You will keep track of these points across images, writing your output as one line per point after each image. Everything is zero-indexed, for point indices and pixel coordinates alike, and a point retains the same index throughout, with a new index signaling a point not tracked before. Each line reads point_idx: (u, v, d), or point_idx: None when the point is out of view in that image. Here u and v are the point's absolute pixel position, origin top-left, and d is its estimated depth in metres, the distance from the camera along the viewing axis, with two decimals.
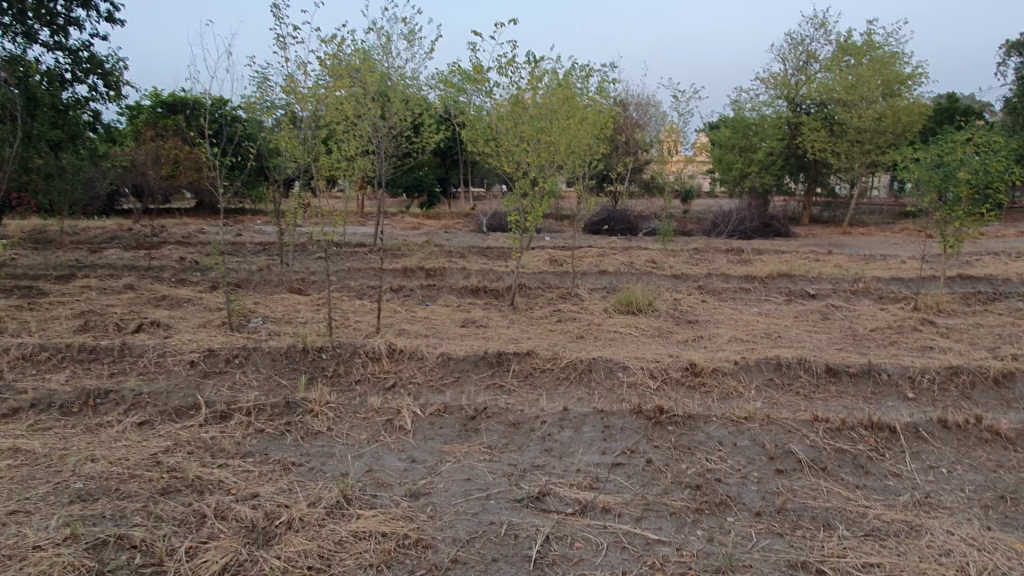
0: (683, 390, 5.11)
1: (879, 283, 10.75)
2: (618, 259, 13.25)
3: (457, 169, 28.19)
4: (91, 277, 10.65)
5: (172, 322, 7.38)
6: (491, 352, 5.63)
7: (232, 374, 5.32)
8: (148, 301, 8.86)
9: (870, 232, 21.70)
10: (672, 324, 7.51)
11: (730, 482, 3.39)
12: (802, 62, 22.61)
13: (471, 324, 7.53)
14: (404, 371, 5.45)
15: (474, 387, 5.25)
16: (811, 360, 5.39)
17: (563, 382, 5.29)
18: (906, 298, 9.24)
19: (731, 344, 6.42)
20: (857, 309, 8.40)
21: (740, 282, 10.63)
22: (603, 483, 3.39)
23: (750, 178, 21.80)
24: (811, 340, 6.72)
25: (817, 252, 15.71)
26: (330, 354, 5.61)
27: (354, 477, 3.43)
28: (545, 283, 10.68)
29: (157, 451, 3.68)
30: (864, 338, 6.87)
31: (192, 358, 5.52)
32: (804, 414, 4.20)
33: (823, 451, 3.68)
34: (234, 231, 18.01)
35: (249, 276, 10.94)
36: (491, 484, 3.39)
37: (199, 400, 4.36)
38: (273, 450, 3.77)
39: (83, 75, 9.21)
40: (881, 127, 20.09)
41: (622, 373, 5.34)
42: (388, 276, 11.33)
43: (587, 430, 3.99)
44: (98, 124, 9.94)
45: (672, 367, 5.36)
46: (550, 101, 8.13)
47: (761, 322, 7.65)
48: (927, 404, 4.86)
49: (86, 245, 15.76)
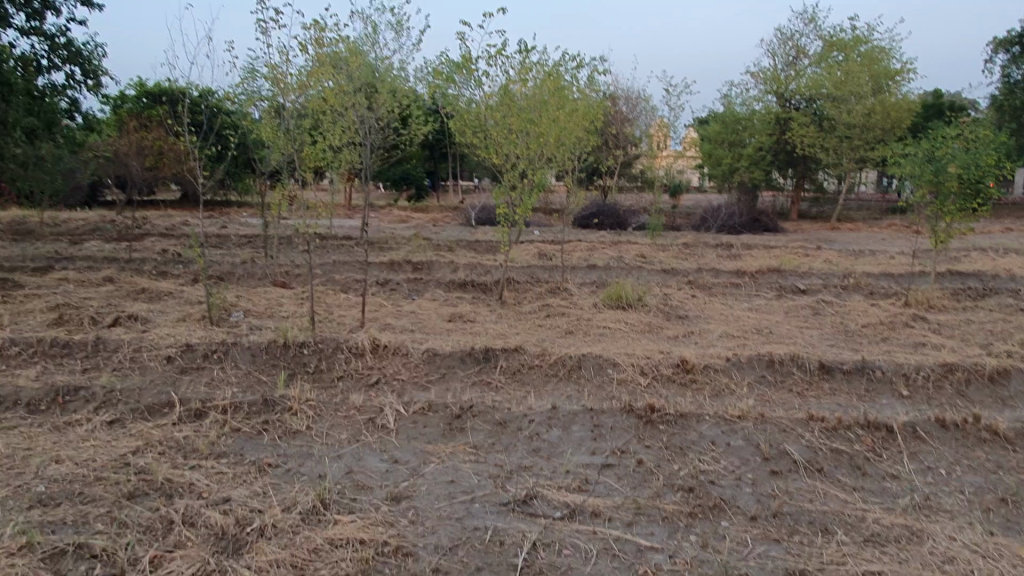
0: (674, 387, 5.00)
1: (869, 278, 10.71)
2: (607, 253, 13.14)
3: (445, 162, 28.00)
4: (70, 270, 10.42)
5: (151, 315, 7.19)
6: (477, 347, 5.49)
7: (210, 371, 5.16)
8: (127, 294, 8.65)
9: (859, 227, 21.71)
10: (662, 319, 7.40)
11: (724, 484, 3.27)
12: (791, 58, 22.84)
13: (458, 319, 7.39)
14: (388, 367, 5.31)
15: (460, 384, 5.11)
16: (804, 357, 5.28)
17: (551, 380, 5.16)
18: (896, 293, 9.18)
19: (722, 341, 6.32)
20: (847, 305, 8.33)
21: (730, 277, 10.53)
22: (592, 485, 3.26)
23: (739, 172, 21.78)
24: (803, 337, 6.63)
25: (806, 248, 15.66)
26: (312, 349, 5.45)
27: (333, 479, 3.29)
28: (534, 277, 10.54)
29: (127, 451, 3.53)
30: (856, 334, 6.79)
31: (168, 354, 5.36)
32: (799, 413, 4.08)
33: (819, 452, 3.57)
34: (219, 223, 17.76)
35: (232, 269, 10.75)
36: (475, 486, 3.26)
37: (173, 397, 4.20)
38: (249, 451, 3.61)
39: (60, 62, 8.97)
40: (869, 123, 20.11)
41: (613, 370, 5.21)
42: (374, 269, 11.16)
43: (576, 429, 3.86)
44: (74, 113, 9.68)
45: (663, 364, 5.25)
46: (540, 93, 8.01)
47: (751, 318, 7.56)
48: (922, 403, 4.77)
49: (66, 236, 15.47)
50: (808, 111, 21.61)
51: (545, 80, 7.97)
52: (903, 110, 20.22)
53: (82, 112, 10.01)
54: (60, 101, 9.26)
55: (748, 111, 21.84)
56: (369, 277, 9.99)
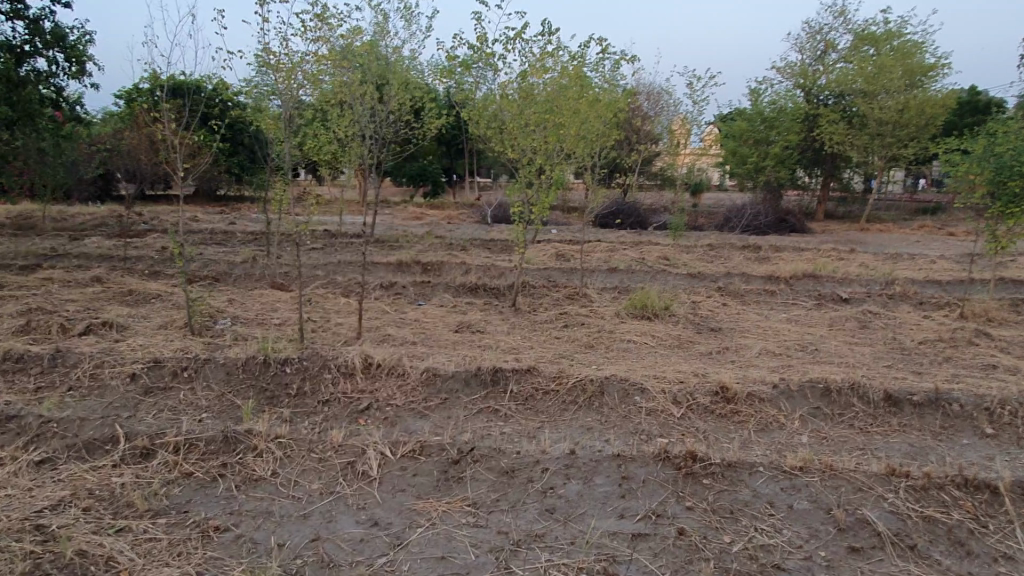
0: (712, 420, 4.30)
1: (913, 285, 9.89)
2: (628, 255, 12.40)
3: (462, 159, 27.35)
4: (58, 267, 9.89)
5: (130, 322, 6.60)
6: (484, 367, 4.80)
7: (177, 394, 4.55)
8: (112, 296, 8.07)
9: (890, 229, 20.71)
10: (692, 332, 6.67)
11: (791, 568, 2.55)
12: (820, 52, 22.04)
13: (466, 330, 6.69)
14: (381, 391, 4.65)
15: (463, 413, 4.43)
16: (866, 385, 4.53)
17: (569, 409, 4.46)
18: (948, 304, 8.35)
19: (762, 360, 5.61)
20: (897, 317, 7.56)
21: (763, 284, 9.74)
22: (622, 567, 2.55)
23: (765, 172, 20.84)
24: (854, 355, 5.88)
25: (838, 250, 14.77)
26: (295, 368, 4.79)
27: (291, 553, 2.62)
28: (550, 280, 9.81)
29: (42, 506, 2.87)
30: (914, 353, 6.02)
31: (133, 371, 4.75)
32: (875, 464, 3.34)
33: (908, 521, 2.83)
34: (227, 219, 17.25)
35: (229, 269, 10.13)
36: (472, 567, 2.55)
37: (118, 431, 3.53)
38: (195, 507, 2.95)
39: (43, 48, 8.38)
40: (903, 120, 19.10)
41: (640, 398, 4.50)
42: (381, 270, 10.51)
43: (600, 482, 3.13)
44: (61, 103, 9.11)
45: (699, 391, 4.55)
46: (564, 85, 7.26)
47: (792, 330, 6.82)
48: (1011, 444, 4.02)
49: (68, 231, 15.00)
50: (837, 107, 20.69)
51: (568, 68, 7.27)
52: (939, 107, 19.24)
53: (68, 103, 9.40)
54: (42, 89, 8.66)
55: (776, 108, 20.94)
56: (373, 279, 9.32)
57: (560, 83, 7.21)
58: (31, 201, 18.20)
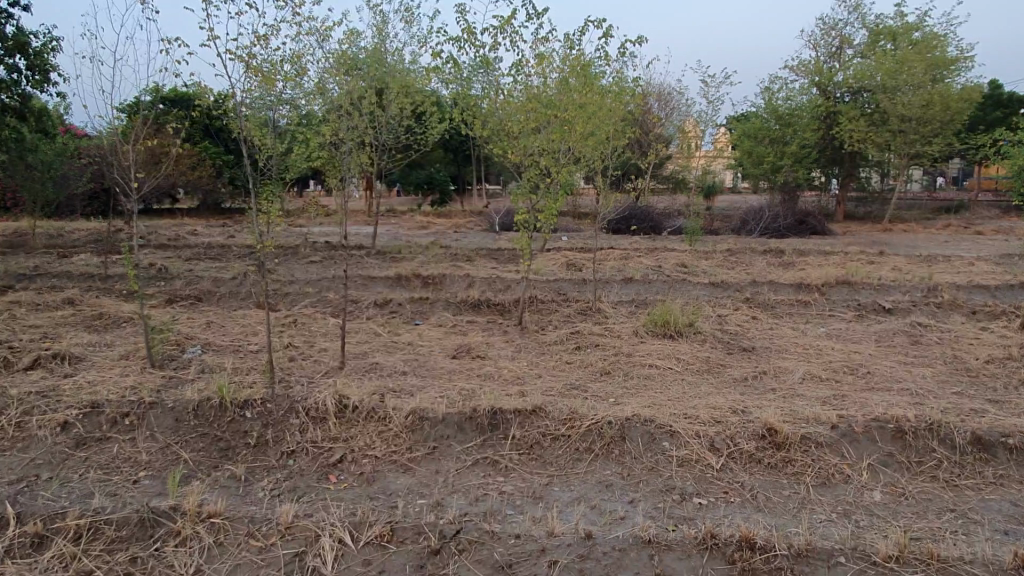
0: (760, 472, 3.51)
1: (957, 292, 9.02)
2: (644, 263, 11.59)
3: (468, 165, 26.65)
4: (30, 289, 9.18)
5: (88, 352, 5.87)
6: (480, 408, 4.01)
7: (114, 449, 3.80)
8: (80, 321, 7.35)
9: (915, 229, 19.76)
10: (722, 353, 5.86)
11: None
12: (835, 48, 21.15)
13: (466, 354, 5.93)
14: (356, 438, 3.88)
15: (455, 465, 3.67)
16: (947, 425, 3.73)
17: (581, 460, 3.68)
18: (1005, 312, 7.49)
19: (808, 387, 4.81)
20: (951, 329, 6.73)
21: (793, 293, 8.91)
22: None
23: (783, 172, 19.89)
24: (913, 378, 5.06)
25: (868, 253, 13.88)
26: (257, 413, 4.03)
27: None
28: (560, 293, 9.00)
29: None
30: (982, 375, 5.18)
31: (65, 419, 3.99)
32: (986, 550, 2.68)
33: None
34: (224, 232, 16.58)
35: (215, 287, 9.41)
36: None
37: (9, 510, 2.79)
38: None
39: (5, 55, 7.77)
40: (926, 115, 18.14)
41: (670, 444, 3.71)
42: (377, 284, 9.76)
43: None
44: (21, 115, 8.48)
45: (741, 434, 3.74)
46: (579, 88, 6.47)
47: (835, 348, 6.00)
48: None
49: (58, 248, 14.35)
50: (856, 104, 19.82)
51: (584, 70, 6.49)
52: (962, 102, 18.29)
53: (27, 115, 8.76)
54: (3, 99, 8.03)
55: (791, 106, 20.03)
56: (368, 295, 8.59)
57: (576, 86, 6.46)
58: (23, 216, 17.57)
